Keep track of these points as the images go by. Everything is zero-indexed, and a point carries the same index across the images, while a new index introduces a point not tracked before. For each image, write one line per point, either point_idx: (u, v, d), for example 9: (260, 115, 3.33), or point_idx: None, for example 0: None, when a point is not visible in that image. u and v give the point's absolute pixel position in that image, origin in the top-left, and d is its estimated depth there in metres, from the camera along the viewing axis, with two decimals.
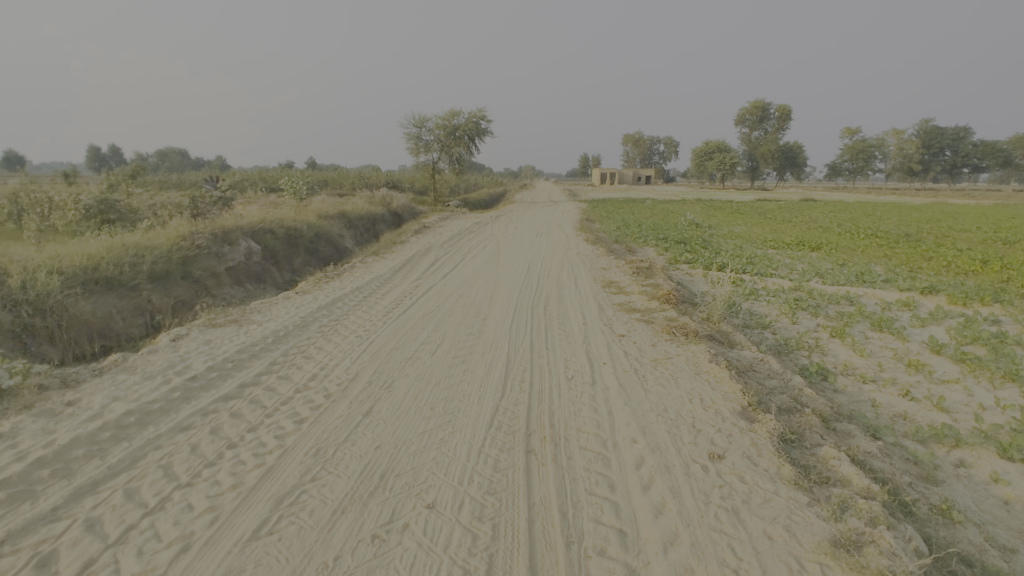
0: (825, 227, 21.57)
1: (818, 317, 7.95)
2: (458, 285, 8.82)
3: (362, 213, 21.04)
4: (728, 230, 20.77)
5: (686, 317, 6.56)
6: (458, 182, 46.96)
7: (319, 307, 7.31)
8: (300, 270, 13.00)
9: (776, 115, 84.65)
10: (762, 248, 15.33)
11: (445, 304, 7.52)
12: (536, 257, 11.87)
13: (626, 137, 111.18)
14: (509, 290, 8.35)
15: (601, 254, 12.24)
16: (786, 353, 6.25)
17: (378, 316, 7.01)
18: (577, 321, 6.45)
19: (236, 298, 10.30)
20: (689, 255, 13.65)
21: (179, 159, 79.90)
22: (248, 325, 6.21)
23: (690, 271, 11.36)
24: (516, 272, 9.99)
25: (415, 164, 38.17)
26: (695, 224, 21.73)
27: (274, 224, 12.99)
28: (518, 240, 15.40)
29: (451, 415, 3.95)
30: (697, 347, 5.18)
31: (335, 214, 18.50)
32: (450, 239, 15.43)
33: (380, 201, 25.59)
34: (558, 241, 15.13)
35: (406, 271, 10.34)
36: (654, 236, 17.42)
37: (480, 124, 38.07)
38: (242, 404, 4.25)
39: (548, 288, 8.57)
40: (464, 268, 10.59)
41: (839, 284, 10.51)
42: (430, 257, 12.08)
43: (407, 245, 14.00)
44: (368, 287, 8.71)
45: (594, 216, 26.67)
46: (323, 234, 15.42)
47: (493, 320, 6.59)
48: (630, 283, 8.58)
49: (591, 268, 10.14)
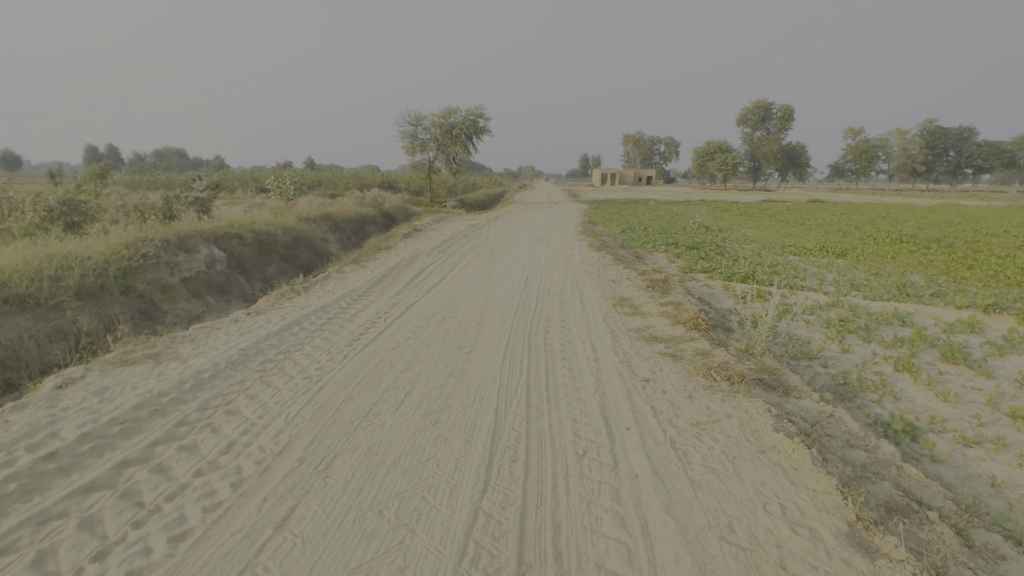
0: (844, 231, 20.24)
1: (873, 345, 6.63)
2: (443, 303, 7.49)
3: (350, 215, 19.69)
4: (742, 234, 19.42)
5: (723, 351, 5.23)
6: (455, 182, 45.68)
7: (268, 332, 5.96)
8: (275, 278, 11.67)
9: (779, 115, 83.37)
10: (783, 255, 14.00)
11: (423, 329, 6.19)
12: (535, 267, 10.52)
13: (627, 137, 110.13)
14: (503, 310, 7.03)
15: (608, 263, 10.90)
16: (851, 398, 4.92)
17: (340, 346, 5.67)
18: (585, 357, 5.12)
19: (194, 313, 9.07)
20: (705, 263, 12.34)
21: (175, 158, 78.62)
22: (169, 361, 4.88)
23: (710, 283, 10.04)
24: (513, 287, 8.66)
25: (411, 164, 36.85)
26: (706, 228, 20.41)
27: (243, 228, 11.66)
28: (516, 246, 14.07)
29: (406, 530, 2.63)
30: (750, 401, 3.86)
31: (319, 217, 17.15)
32: (442, 244, 14.10)
33: (371, 202, 24.30)
34: (560, 246, 13.78)
35: (385, 283, 9.02)
36: (664, 241, 16.06)
37: (478, 122, 36.79)
38: (104, 503, 2.93)
39: (549, 307, 7.25)
40: (453, 281, 9.25)
41: (882, 299, 9.19)
42: (416, 266, 10.76)
43: (393, 251, 12.67)
44: (337, 305, 7.37)
45: (597, 218, 25.29)
46: (302, 238, 14.08)
47: (480, 354, 5.26)
48: (647, 302, 7.25)
49: (599, 282, 8.79)
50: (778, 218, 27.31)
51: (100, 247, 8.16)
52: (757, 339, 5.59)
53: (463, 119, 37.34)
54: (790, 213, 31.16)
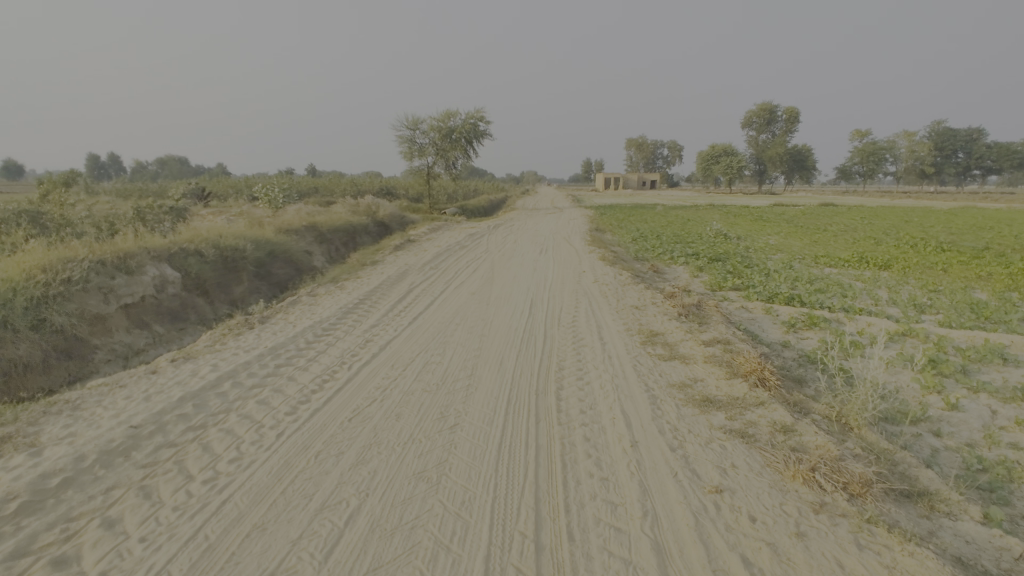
0: (876, 238, 18.60)
1: (984, 397, 5.09)
2: (427, 342, 5.97)
3: (339, 224, 18.17)
4: (765, 243, 17.83)
5: (811, 426, 3.71)
6: (456, 188, 44.37)
7: (187, 391, 4.42)
8: (243, 299, 10.19)
9: (785, 117, 81.88)
10: (819, 268, 12.46)
11: (397, 385, 4.67)
12: (540, 286, 8.99)
13: (630, 142, 109.07)
14: (501, 351, 5.50)
15: (627, 281, 9.36)
16: (1009, 498, 3.38)
17: (278, 415, 4.14)
18: (618, 438, 3.61)
19: (135, 347, 7.61)
20: (735, 279, 10.83)
21: (176, 166, 77.65)
22: (15, 453, 3.36)
23: (748, 306, 8.51)
24: (514, 314, 7.14)
25: (409, 170, 35.42)
26: (724, 236, 18.92)
27: (206, 243, 10.17)
28: (519, 258, 12.56)
29: None
30: (905, 552, 2.34)
31: (303, 228, 15.64)
32: (436, 257, 12.63)
33: (365, 210, 22.88)
34: (569, 259, 12.22)
35: (364, 310, 7.53)
36: (683, 252, 14.54)
37: (478, 126, 35.41)
38: None
39: (561, 345, 5.73)
40: (444, 307, 7.73)
41: (960, 324, 7.64)
42: (403, 287, 9.26)
43: (380, 266, 11.20)
44: (293, 345, 5.84)
45: (604, 225, 23.74)
46: (280, 252, 12.60)
47: (469, 433, 3.74)
48: (685, 338, 5.72)
49: (619, 308, 7.26)
50: (796, 224, 25.75)
51: (9, 272, 6.69)
52: (849, 402, 4.07)
53: (462, 122, 35.94)
54: (807, 218, 29.66)
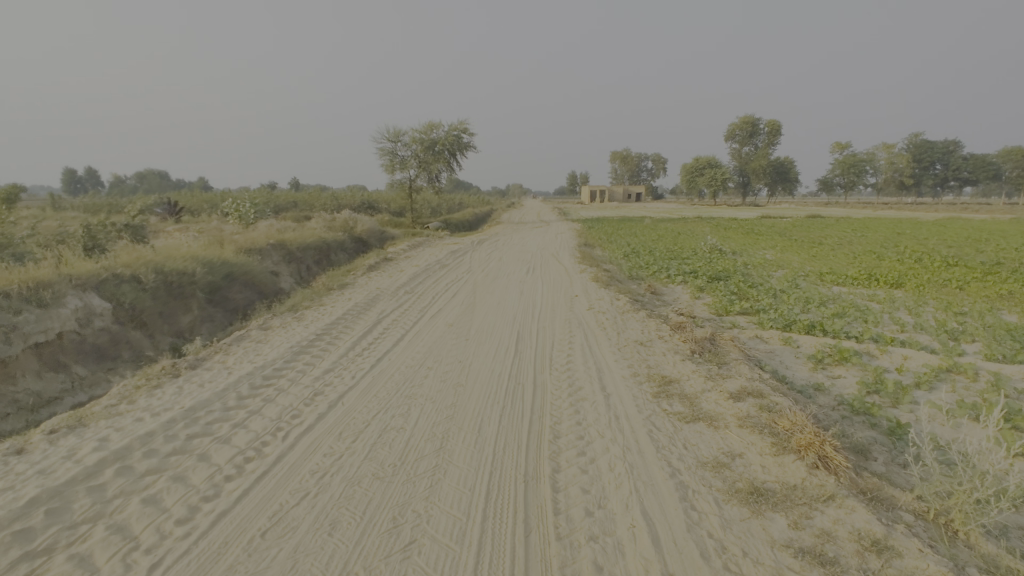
0: (876, 252, 17.85)
1: None
2: (389, 395, 4.83)
3: (311, 241, 16.95)
4: (763, 258, 16.95)
5: (913, 539, 2.63)
6: (439, 202, 43.36)
7: (47, 485, 3.22)
8: (190, 331, 8.95)
9: (767, 130, 82.48)
10: (828, 287, 11.55)
11: (339, 469, 3.52)
12: (528, 315, 7.90)
13: (615, 155, 109.52)
14: (480, 410, 4.38)
15: (625, 306, 8.30)
16: None
17: (164, 526, 2.95)
18: (644, 569, 2.51)
19: (45, 396, 6.34)
20: (741, 302, 9.85)
21: (153, 180, 75.59)
22: None
23: (764, 337, 7.49)
24: (498, 353, 6.03)
25: (390, 184, 34.28)
26: (719, 250, 18.12)
27: (145, 268, 8.93)
28: (504, 279, 11.48)
29: None
30: None
31: (269, 247, 14.41)
32: (413, 279, 11.50)
33: (341, 225, 21.70)
34: (558, 279, 11.15)
35: (320, 349, 6.36)
36: (680, 270, 13.60)
37: (461, 138, 34.50)
38: None
39: (554, 400, 4.63)
40: (415, 344, 6.59)
41: (1007, 354, 6.69)
42: (370, 317, 8.09)
43: (349, 290, 10.04)
44: (220, 402, 4.65)
45: (593, 240, 22.78)
46: (239, 274, 11.38)
47: (429, 561, 2.61)
48: (706, 389, 4.65)
49: (620, 344, 6.19)
50: (789, 237, 25.07)
51: None
52: (946, 493, 3.02)
53: (445, 135, 35.02)
54: (797, 231, 29.04)
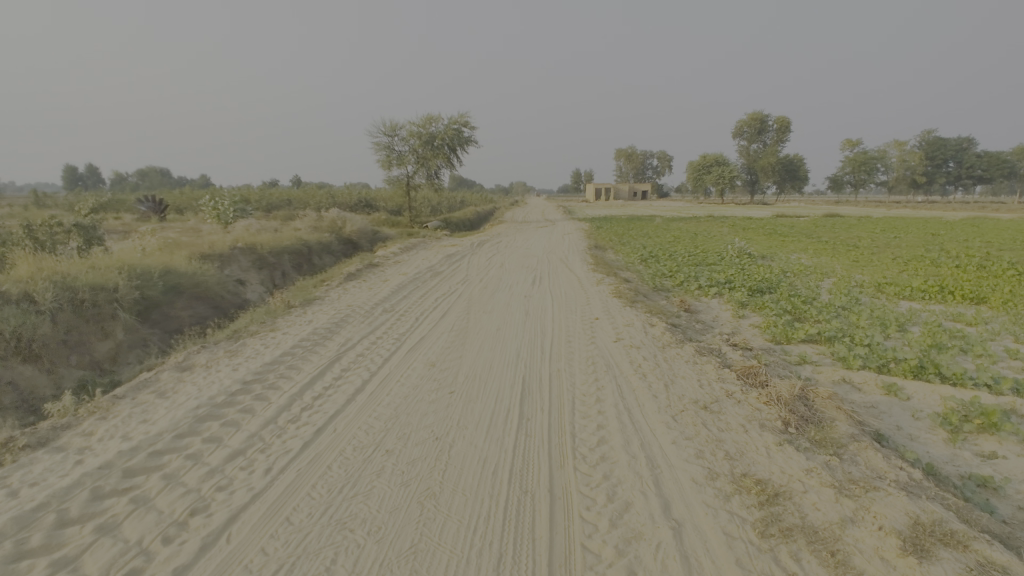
0: (926, 257, 15.82)
1: None
2: (310, 520, 2.90)
3: (289, 244, 15.07)
4: (800, 263, 14.96)
5: None
6: (440, 200, 41.46)
7: None
8: (108, 364, 7.06)
9: (777, 127, 80.28)
10: (897, 304, 9.55)
11: None
12: (535, 349, 5.97)
13: (621, 153, 107.61)
14: (459, 574, 2.47)
15: (663, 334, 6.35)
16: None
17: None
18: None
19: None
20: (800, 324, 7.91)
21: (157, 176, 74.28)
22: None
23: (855, 383, 5.54)
24: (495, 420, 4.09)
25: (387, 180, 32.42)
26: (747, 255, 16.16)
27: (46, 284, 7.03)
28: (505, 292, 9.54)
29: None
30: None
31: (237, 251, 12.53)
32: (396, 293, 9.59)
33: (329, 225, 19.81)
34: (571, 293, 9.20)
35: (240, 408, 4.45)
36: (711, 279, 11.69)
37: (462, 132, 32.57)
38: None
39: (586, 540, 2.68)
40: (379, 399, 4.67)
41: None
42: (328, 350, 6.17)
43: (314, 309, 8.13)
44: (18, 536, 2.74)
45: (604, 242, 20.90)
46: (186, 286, 9.49)
47: None
48: (850, 522, 2.71)
49: (672, 403, 4.26)
50: (817, 238, 23.04)
51: None
52: None
53: (444, 128, 33.08)
54: (820, 231, 27.09)
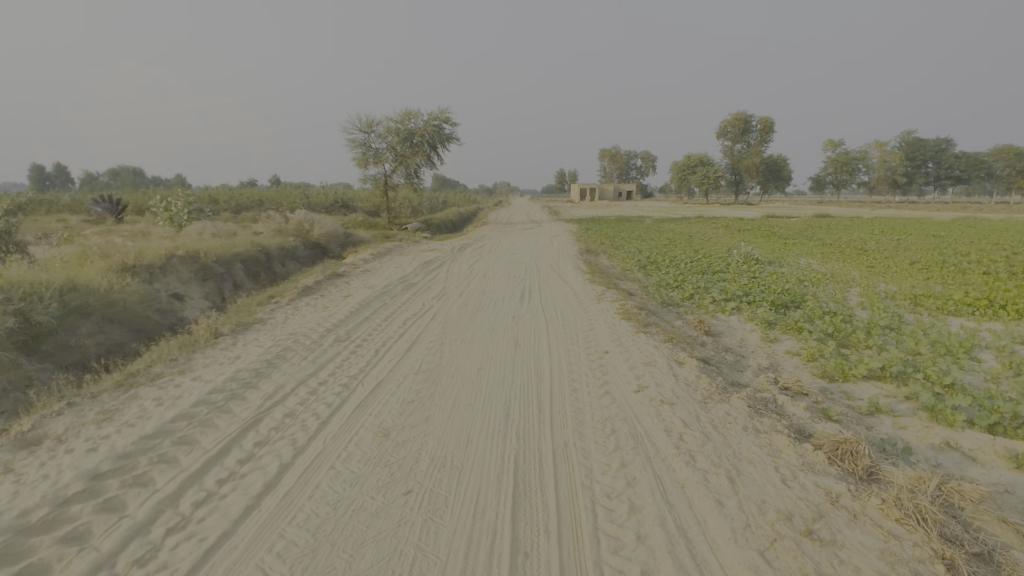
0: (945, 262, 14.59)
1: None
2: None
3: (242, 250, 13.28)
4: (815, 270, 13.60)
5: None
6: (421, 201, 39.74)
7: None
8: None
9: (761, 128, 79.99)
10: (948, 322, 8.18)
11: None
12: (529, 404, 4.39)
13: (605, 153, 107.18)
14: None
15: (697, 377, 4.81)
16: None
17: None
18: None
19: None
20: (851, 353, 6.46)
21: (127, 176, 71.30)
22: None
23: (965, 450, 4.08)
24: (473, 562, 2.53)
25: (363, 180, 30.61)
26: (754, 261, 14.80)
27: None
28: (490, 311, 7.96)
29: None
30: None
31: (175, 260, 10.80)
32: (357, 314, 7.93)
33: (294, 229, 18.02)
34: (569, 314, 7.65)
35: (64, 534, 2.77)
36: (724, 292, 10.25)
37: (443, 128, 30.92)
38: None
39: None
40: (297, 505, 3.06)
41: None
42: (246, 405, 4.48)
43: (248, 338, 6.43)
44: None
45: (596, 245, 19.41)
46: (95, 305, 7.68)
47: None
48: None
49: (751, 522, 2.70)
50: (818, 240, 21.87)
51: None
52: None
53: (423, 125, 31.37)
54: (818, 232, 26.00)
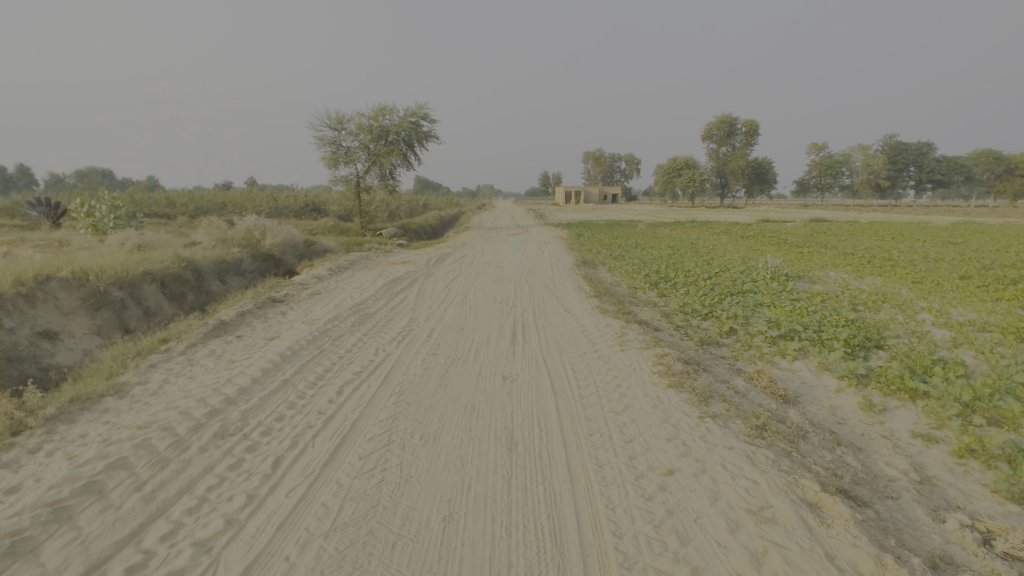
0: (1004, 278, 12.54)
1: None
2: None
3: (160, 266, 10.64)
4: (860, 290, 11.43)
5: None
6: (398, 205, 37.13)
7: None
8: None
9: (746, 130, 78.90)
10: None
11: None
12: None
13: (590, 155, 105.94)
14: None
15: (878, 561, 2.43)
16: None
17: None
18: None
19: None
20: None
21: (91, 177, 67.70)
22: None
23: None
24: None
25: (333, 181, 27.94)
26: (783, 277, 12.65)
27: None
28: (469, 366, 5.52)
29: None
30: None
31: (52, 284, 8.18)
32: (274, 372, 5.41)
33: (241, 238, 15.36)
34: (585, 373, 5.27)
35: None
36: (771, 324, 8.01)
37: (420, 125, 28.41)
38: None
39: None
40: None
41: None
42: None
43: (69, 435, 3.89)
44: None
45: (593, 256, 17.13)
46: None
47: None
48: None
49: None
50: (835, 249, 19.88)
51: None
52: None
53: (400, 121, 28.71)
54: (826, 239, 24.03)
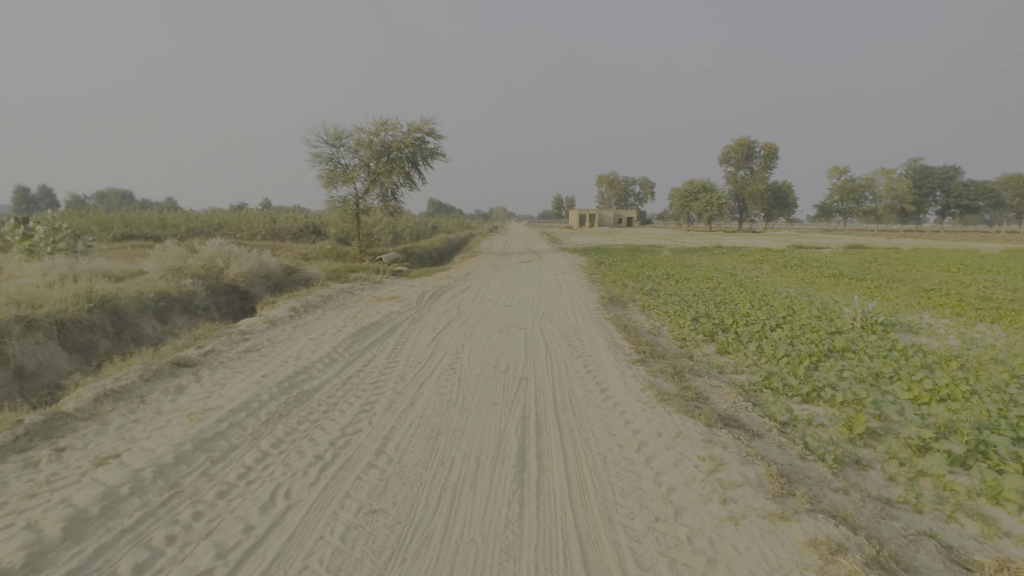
0: None
1: None
2: None
3: (47, 309, 7.92)
4: (996, 348, 8.38)
5: None
6: (403, 228, 34.69)
7: None
8: None
9: (767, 154, 76.14)
10: None
11: None
12: None
13: (604, 178, 103.68)
14: None
15: None
16: None
17: None
18: None
19: None
20: None
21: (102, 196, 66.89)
22: None
23: None
24: None
25: (329, 202, 25.56)
26: (877, 325, 9.65)
27: None
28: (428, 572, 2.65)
29: None
30: None
31: None
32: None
33: (197, 267, 12.71)
34: None
35: None
36: (931, 422, 5.05)
37: (425, 140, 26.00)
38: None
39: None
40: None
41: None
42: None
43: None
44: None
45: (621, 290, 14.27)
46: None
47: None
48: None
49: None
50: (907, 283, 16.71)
51: None
52: None
53: (403, 137, 26.32)
54: (884, 270, 20.80)
